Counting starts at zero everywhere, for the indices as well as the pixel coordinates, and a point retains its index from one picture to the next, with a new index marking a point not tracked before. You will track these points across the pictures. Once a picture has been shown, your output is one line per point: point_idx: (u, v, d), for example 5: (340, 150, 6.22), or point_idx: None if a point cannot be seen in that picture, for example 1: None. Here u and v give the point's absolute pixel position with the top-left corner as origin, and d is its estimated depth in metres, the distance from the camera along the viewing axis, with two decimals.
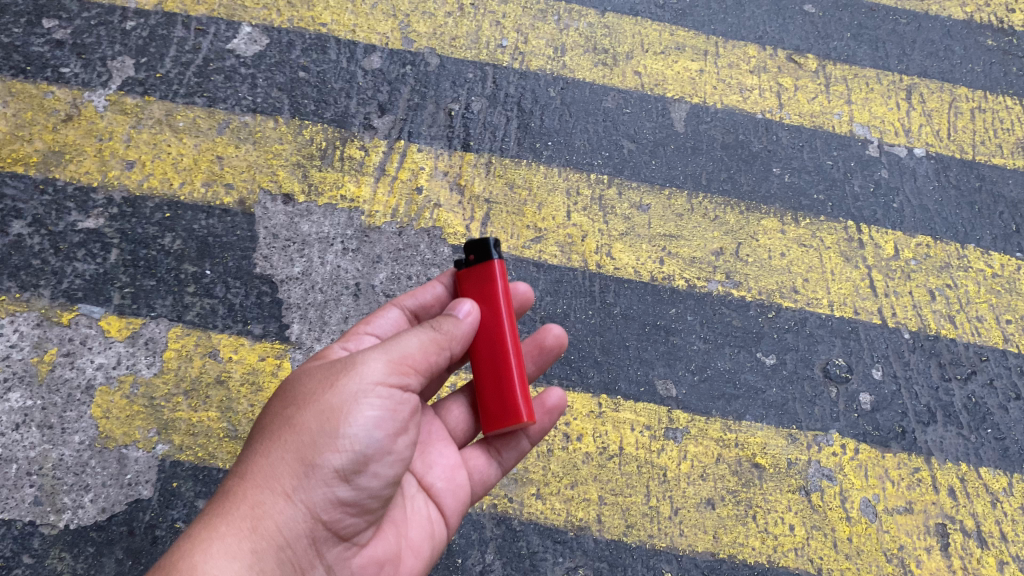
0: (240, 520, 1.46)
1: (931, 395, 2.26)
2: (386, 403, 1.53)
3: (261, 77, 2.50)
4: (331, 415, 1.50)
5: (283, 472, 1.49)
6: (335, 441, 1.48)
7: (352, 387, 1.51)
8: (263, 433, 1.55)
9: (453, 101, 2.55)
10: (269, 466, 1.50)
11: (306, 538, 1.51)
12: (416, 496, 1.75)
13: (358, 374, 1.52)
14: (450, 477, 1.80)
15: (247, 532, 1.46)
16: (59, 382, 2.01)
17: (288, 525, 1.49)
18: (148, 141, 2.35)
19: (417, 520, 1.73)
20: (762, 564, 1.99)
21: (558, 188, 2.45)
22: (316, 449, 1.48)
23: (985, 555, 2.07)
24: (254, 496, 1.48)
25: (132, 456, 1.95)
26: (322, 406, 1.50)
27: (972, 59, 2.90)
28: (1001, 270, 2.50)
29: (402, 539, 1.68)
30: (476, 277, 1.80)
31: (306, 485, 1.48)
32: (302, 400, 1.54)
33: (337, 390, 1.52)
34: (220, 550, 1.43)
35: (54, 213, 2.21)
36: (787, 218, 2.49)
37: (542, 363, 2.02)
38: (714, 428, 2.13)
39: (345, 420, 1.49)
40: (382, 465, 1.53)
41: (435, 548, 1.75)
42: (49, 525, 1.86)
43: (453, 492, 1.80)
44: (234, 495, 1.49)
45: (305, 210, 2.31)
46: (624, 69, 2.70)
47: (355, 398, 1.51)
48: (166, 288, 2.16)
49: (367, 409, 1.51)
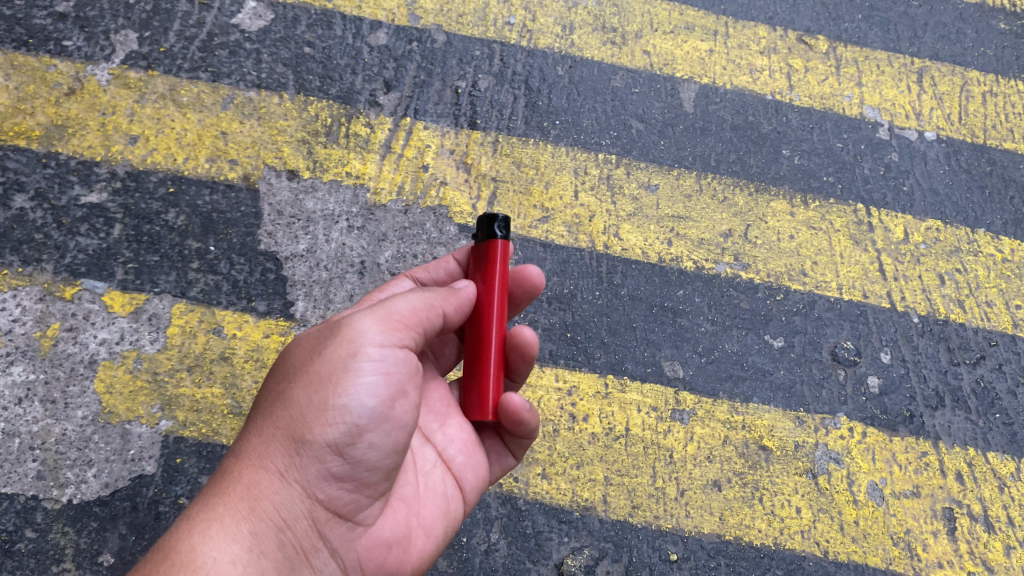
0: (237, 501, 1.46)
1: (939, 379, 2.25)
2: (378, 367, 1.50)
3: (266, 52, 2.47)
4: (320, 386, 1.47)
5: (276, 450, 1.48)
6: (325, 413, 1.46)
7: (340, 355, 1.49)
8: (258, 412, 1.55)
9: (459, 78, 2.52)
10: (262, 445, 1.49)
11: (307, 518, 1.50)
12: (433, 471, 1.70)
13: (345, 342, 1.50)
14: (469, 452, 1.76)
15: (245, 514, 1.45)
16: (62, 357, 1.99)
17: (286, 505, 1.47)
18: (151, 116, 2.32)
19: (431, 498, 1.68)
20: (768, 546, 1.98)
21: (566, 167, 2.43)
22: (305, 424, 1.46)
23: (992, 540, 2.06)
24: (248, 476, 1.47)
25: (135, 432, 1.94)
26: (310, 378, 1.49)
27: (983, 42, 2.87)
28: (1011, 255, 2.48)
29: (413, 517, 1.63)
30: (477, 256, 1.76)
31: (300, 461, 1.47)
32: (293, 374, 1.53)
33: (325, 360, 1.50)
34: (217, 531, 1.42)
35: (56, 186, 2.19)
36: (796, 200, 2.47)
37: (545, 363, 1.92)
38: (721, 410, 2.12)
39: (334, 390, 1.47)
40: (378, 434, 1.49)
41: (450, 526, 1.70)
42: (52, 500, 1.85)
43: (472, 467, 1.75)
44: (231, 476, 1.49)
45: (310, 186, 2.29)
46: (633, 48, 2.67)
47: (345, 365, 1.48)
48: (169, 264, 2.14)
49: (356, 376, 1.48)
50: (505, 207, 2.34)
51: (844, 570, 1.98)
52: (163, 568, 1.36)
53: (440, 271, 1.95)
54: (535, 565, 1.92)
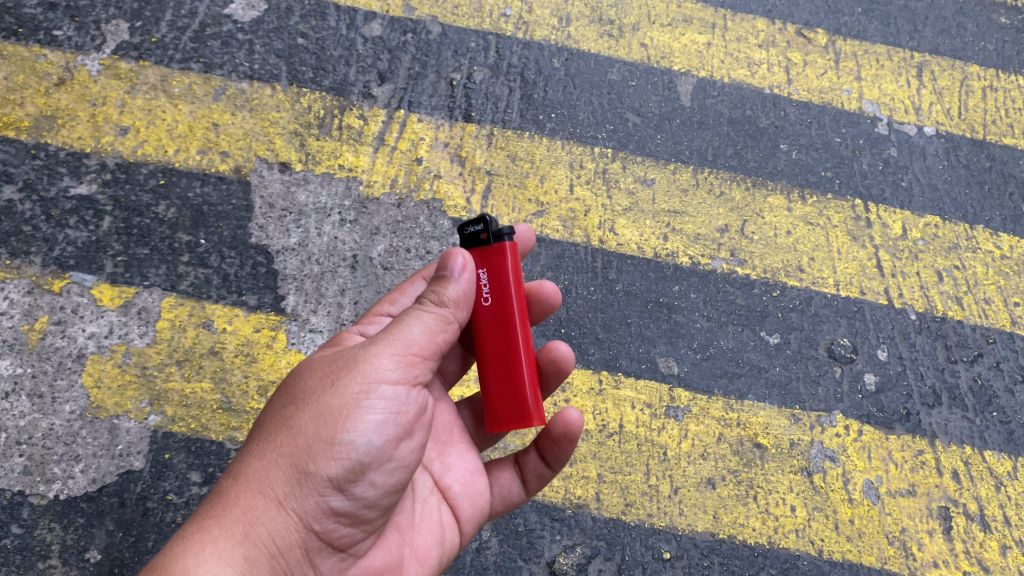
0: (232, 524, 1.40)
1: (936, 376, 2.23)
2: (390, 406, 1.46)
3: (259, 43, 2.44)
4: (330, 418, 1.43)
5: (277, 477, 1.42)
6: (331, 448, 1.42)
7: (354, 387, 1.45)
8: (260, 434, 1.49)
9: (454, 70, 2.49)
10: (263, 470, 1.43)
11: (300, 547, 1.44)
12: (429, 499, 1.67)
13: (360, 374, 1.46)
14: (468, 481, 1.72)
15: (239, 538, 1.39)
16: (50, 350, 1.97)
17: (281, 533, 1.42)
18: (142, 107, 2.29)
19: (426, 527, 1.65)
20: (762, 545, 1.96)
21: (561, 161, 2.40)
22: (310, 455, 1.42)
23: (988, 539, 2.05)
24: (246, 500, 1.41)
25: (124, 427, 1.92)
26: (321, 408, 1.44)
27: (984, 36, 2.85)
28: (1010, 252, 2.46)
29: (406, 546, 1.60)
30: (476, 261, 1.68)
31: (300, 492, 1.42)
32: (301, 400, 1.47)
33: (338, 391, 1.45)
34: (212, 555, 1.36)
35: (45, 178, 2.16)
36: (793, 195, 2.45)
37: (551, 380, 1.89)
38: (715, 407, 2.10)
39: (344, 425, 1.43)
40: (380, 474, 1.47)
41: (444, 555, 1.68)
42: (39, 495, 1.83)
43: (470, 497, 1.72)
44: (227, 497, 1.43)
45: (302, 178, 2.27)
46: (630, 41, 2.64)
47: (357, 401, 1.44)
48: (160, 257, 2.12)
49: (368, 413, 1.44)
50: (500, 200, 2.32)
51: (839, 569, 1.96)
52: None
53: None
54: (527, 563, 1.90)
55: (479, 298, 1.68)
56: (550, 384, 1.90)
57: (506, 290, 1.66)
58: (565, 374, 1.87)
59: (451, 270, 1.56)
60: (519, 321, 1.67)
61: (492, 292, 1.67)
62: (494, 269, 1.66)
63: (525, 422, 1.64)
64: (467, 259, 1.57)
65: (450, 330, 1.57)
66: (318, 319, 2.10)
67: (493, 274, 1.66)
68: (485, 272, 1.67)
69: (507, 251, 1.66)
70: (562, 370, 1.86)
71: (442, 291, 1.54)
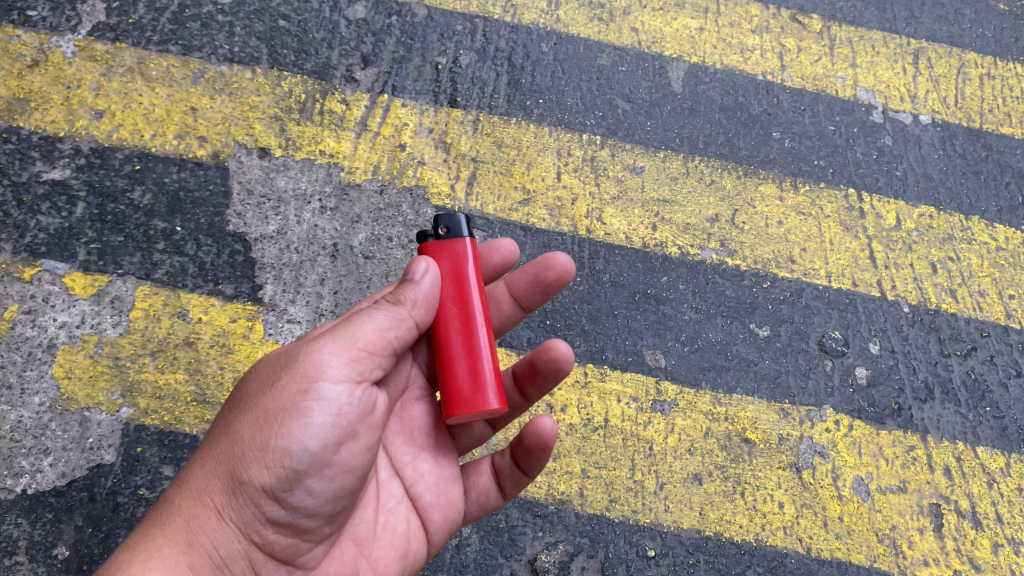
0: (173, 533, 1.39)
1: (929, 371, 2.19)
2: (328, 409, 1.40)
3: (239, 25, 2.37)
4: (264, 423, 1.39)
5: (216, 486, 1.40)
6: (265, 456, 1.37)
7: (290, 391, 1.39)
8: (206, 440, 1.47)
9: (440, 54, 2.43)
10: (204, 478, 1.41)
11: (244, 559, 1.43)
12: (396, 509, 1.60)
13: (298, 375, 1.40)
14: (440, 491, 1.64)
15: (180, 547, 1.38)
16: (20, 340, 1.92)
17: (222, 543, 1.40)
18: (118, 90, 2.23)
19: (389, 539, 1.58)
20: (749, 543, 1.92)
21: (548, 148, 2.34)
22: (244, 463, 1.38)
23: (979, 537, 2.01)
24: (187, 509, 1.40)
25: (95, 420, 1.86)
26: (257, 412, 1.40)
27: (982, 23, 2.79)
28: (1005, 244, 2.41)
29: (363, 559, 1.54)
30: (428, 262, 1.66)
31: (236, 502, 1.39)
32: (243, 404, 1.44)
33: (275, 394, 1.40)
34: (157, 564, 1.35)
35: (17, 162, 2.10)
36: (786, 183, 2.40)
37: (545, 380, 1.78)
38: (703, 401, 2.05)
39: (276, 430, 1.37)
40: (316, 481, 1.40)
41: (407, 567, 1.61)
42: (6, 489, 1.78)
43: (441, 506, 1.64)
44: (170, 505, 1.42)
45: (281, 164, 2.21)
46: (621, 25, 2.57)
47: (294, 404, 1.38)
48: (134, 245, 2.06)
49: (303, 418, 1.38)
50: (485, 187, 2.26)
51: (827, 567, 1.92)
52: None
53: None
54: (508, 561, 1.86)
55: None
56: (546, 383, 1.79)
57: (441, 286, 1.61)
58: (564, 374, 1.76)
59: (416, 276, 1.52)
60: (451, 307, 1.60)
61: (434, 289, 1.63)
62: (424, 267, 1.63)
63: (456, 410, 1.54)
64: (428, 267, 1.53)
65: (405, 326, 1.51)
66: (296, 310, 2.04)
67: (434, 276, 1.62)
68: None
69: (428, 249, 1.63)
70: (561, 370, 1.75)
71: (399, 290, 1.50)
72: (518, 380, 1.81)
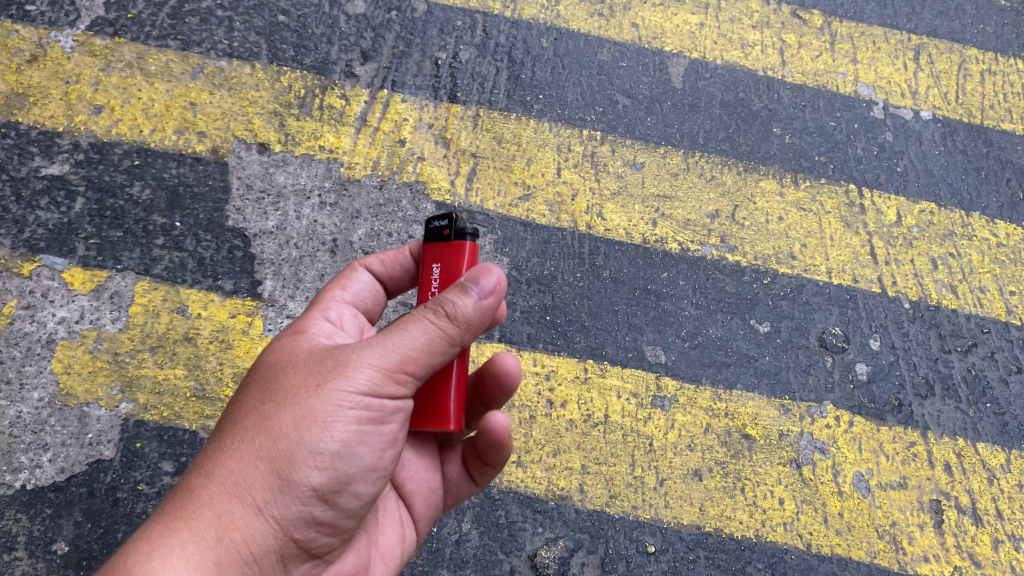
0: (206, 528, 1.31)
1: (930, 367, 2.19)
2: (377, 416, 1.40)
3: (239, 20, 2.37)
4: (312, 424, 1.35)
5: (255, 482, 1.34)
6: (316, 457, 1.36)
7: (341, 394, 1.36)
8: (232, 430, 1.39)
9: (440, 49, 2.42)
10: (241, 472, 1.34)
11: (275, 554, 1.38)
12: (388, 498, 1.62)
13: (350, 379, 1.36)
14: (421, 479, 1.67)
15: (212, 542, 1.31)
16: (19, 335, 1.91)
17: (258, 540, 1.35)
18: (117, 85, 2.22)
19: (389, 526, 1.61)
20: (749, 538, 1.92)
21: (548, 144, 2.34)
22: (292, 464, 1.34)
23: (980, 533, 2.01)
24: (220, 504, 1.33)
25: (94, 415, 1.86)
26: (304, 412, 1.35)
27: (983, 19, 2.79)
28: (1006, 240, 2.41)
29: (371, 547, 1.56)
30: (437, 254, 1.60)
31: (280, 500, 1.35)
32: (282, 399, 1.38)
33: (323, 395, 1.36)
34: (190, 559, 1.27)
35: (16, 157, 2.10)
36: (786, 179, 2.39)
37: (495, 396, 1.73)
38: (703, 397, 2.05)
39: (327, 433, 1.36)
40: (362, 484, 1.43)
41: (404, 552, 1.65)
42: (4, 485, 1.78)
43: (425, 493, 1.68)
44: (199, 498, 1.33)
45: (280, 159, 2.20)
46: (621, 21, 2.57)
47: (344, 409, 1.36)
48: (133, 240, 2.06)
49: (355, 423, 1.37)
50: (485, 183, 2.25)
51: (828, 563, 1.92)
52: None
53: (395, 267, 1.76)
54: (507, 557, 1.85)
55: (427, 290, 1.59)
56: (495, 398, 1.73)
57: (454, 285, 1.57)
58: (510, 391, 1.71)
59: (479, 288, 1.39)
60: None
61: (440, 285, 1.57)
62: (448, 265, 1.58)
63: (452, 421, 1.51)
64: (501, 283, 1.40)
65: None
66: (296, 305, 2.04)
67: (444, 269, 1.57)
68: (438, 267, 1.59)
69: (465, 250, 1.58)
70: (506, 386, 1.70)
71: (456, 303, 1.38)
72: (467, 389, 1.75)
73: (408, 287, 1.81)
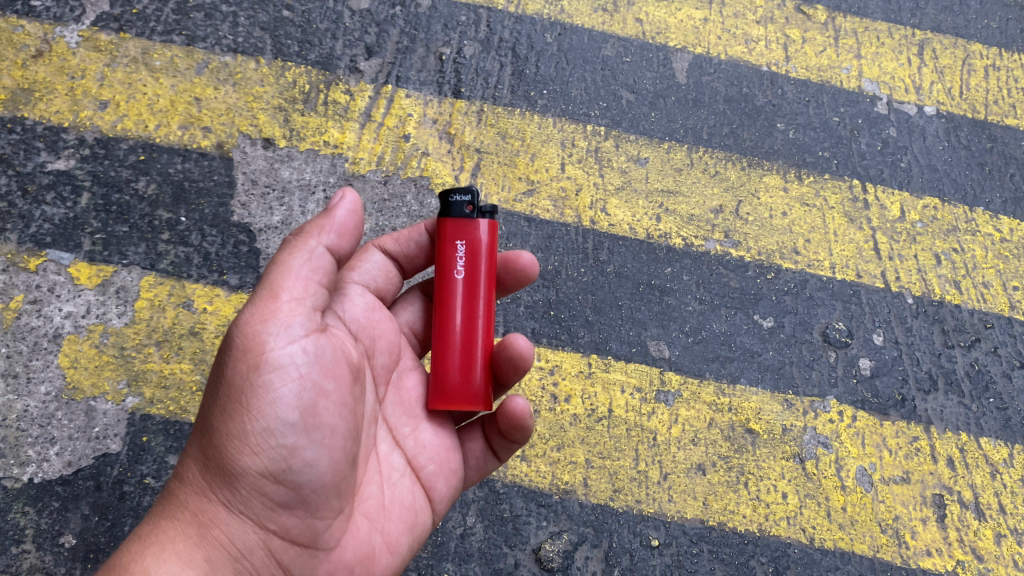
0: (184, 530, 1.40)
1: (933, 362, 2.19)
2: (288, 373, 1.40)
3: (243, 15, 2.37)
4: (231, 408, 1.39)
5: (214, 481, 1.41)
6: (247, 442, 1.38)
7: (241, 368, 1.40)
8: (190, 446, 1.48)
9: (444, 44, 2.43)
10: (202, 473, 1.42)
11: (262, 548, 1.43)
12: (400, 482, 1.58)
13: (240, 351, 1.40)
14: (442, 460, 1.64)
15: (195, 541, 1.40)
16: (25, 330, 1.92)
17: (238, 535, 1.41)
18: (122, 81, 2.23)
19: (398, 512, 1.57)
20: (753, 532, 1.92)
21: (552, 139, 2.34)
22: (230, 454, 1.39)
23: (982, 528, 2.01)
24: (194, 505, 1.42)
25: (101, 409, 1.87)
26: (222, 401, 1.40)
27: (987, 14, 2.78)
28: (1010, 235, 2.41)
29: (377, 535, 1.52)
30: (458, 231, 1.65)
31: (240, 493, 1.40)
32: (209, 399, 1.44)
33: (230, 379, 1.40)
34: (172, 556, 1.37)
35: (22, 152, 2.10)
36: (790, 175, 2.39)
37: (508, 376, 1.72)
38: (707, 392, 2.06)
39: (246, 411, 1.38)
40: (309, 449, 1.40)
41: (417, 539, 1.61)
42: (12, 478, 1.79)
43: (444, 475, 1.65)
44: (173, 506, 1.43)
45: (285, 155, 2.21)
46: (625, 16, 2.57)
47: (250, 380, 1.39)
48: (139, 235, 2.06)
49: (264, 388, 1.39)
50: (489, 178, 2.26)
51: (830, 557, 1.93)
52: None
53: (410, 245, 1.79)
54: (512, 550, 1.86)
55: (451, 269, 1.65)
56: (509, 378, 1.73)
57: (477, 265, 1.65)
58: (523, 370, 1.70)
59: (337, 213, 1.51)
60: (484, 286, 1.66)
61: (465, 264, 1.65)
62: (471, 244, 1.65)
63: (480, 399, 1.62)
64: (353, 200, 1.52)
65: (318, 255, 1.48)
66: None
67: (470, 248, 1.64)
68: (461, 245, 1.65)
69: (484, 227, 1.66)
70: (519, 367, 1.69)
71: (303, 228, 1.50)
72: None
73: (424, 265, 1.83)
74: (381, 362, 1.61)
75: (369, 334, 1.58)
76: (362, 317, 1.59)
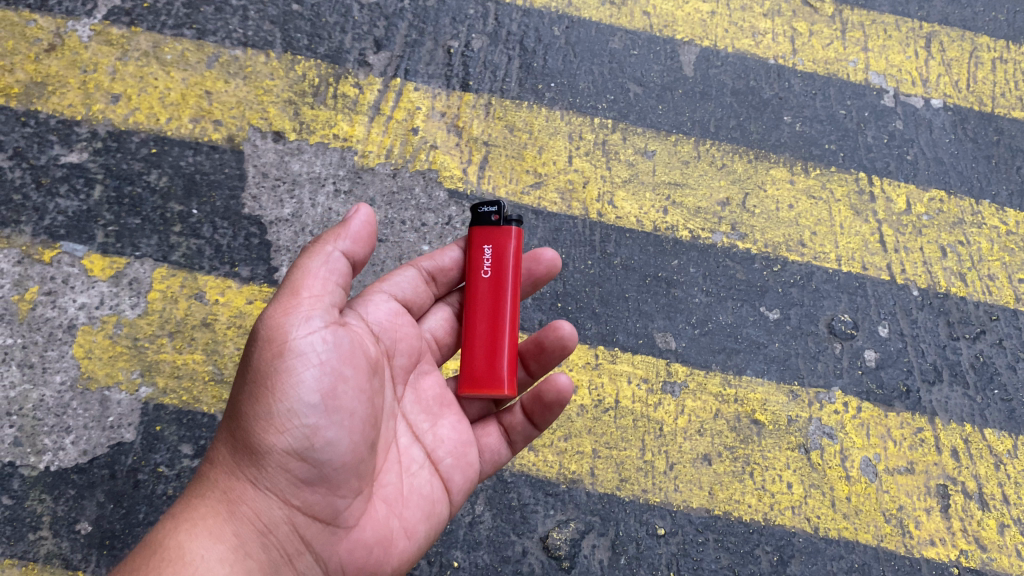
0: (215, 506, 1.44)
1: (938, 354, 2.20)
2: (310, 359, 1.43)
3: (253, 9, 2.38)
4: (257, 393, 1.43)
5: (243, 460, 1.45)
6: (272, 422, 1.42)
7: (265, 356, 1.44)
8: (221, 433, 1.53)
9: (452, 38, 2.44)
10: (231, 454, 1.47)
11: (288, 523, 1.46)
12: (419, 473, 1.59)
13: (265, 340, 1.45)
14: (459, 454, 1.65)
15: (225, 516, 1.44)
16: (40, 321, 1.95)
17: (265, 511, 1.45)
18: (134, 74, 2.25)
19: (416, 500, 1.57)
20: (758, 522, 1.95)
21: (560, 131, 2.35)
22: (257, 433, 1.43)
23: (986, 518, 2.03)
24: (224, 483, 1.46)
25: (115, 399, 1.90)
26: (249, 387, 1.45)
27: (995, 7, 2.78)
28: (1015, 228, 2.42)
29: (394, 518, 1.53)
30: (487, 237, 1.78)
31: (266, 471, 1.44)
32: (237, 387, 1.49)
33: (256, 366, 1.45)
34: (203, 531, 1.41)
35: (36, 145, 2.13)
36: (797, 167, 2.40)
37: (548, 359, 1.79)
38: (713, 383, 2.08)
39: (271, 394, 1.42)
40: (330, 429, 1.43)
41: (434, 529, 1.60)
42: (29, 466, 1.82)
43: (461, 468, 1.65)
44: (206, 485, 1.48)
45: (295, 148, 2.23)
46: (633, 9, 2.57)
47: (274, 366, 1.43)
48: (151, 227, 2.09)
49: (288, 373, 1.43)
50: (497, 171, 2.28)
51: (835, 546, 1.95)
52: (154, 563, 1.35)
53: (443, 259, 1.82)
54: (520, 538, 1.89)
55: (478, 270, 1.78)
56: (552, 359, 1.79)
57: (504, 268, 1.77)
58: (569, 351, 1.77)
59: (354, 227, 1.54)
60: (509, 289, 1.77)
61: (491, 266, 1.77)
62: (498, 248, 1.77)
63: (504, 386, 1.70)
64: (364, 217, 1.53)
65: (335, 260, 1.51)
66: None
67: (496, 251, 1.76)
68: (489, 248, 1.78)
69: (512, 235, 1.78)
70: (566, 347, 1.76)
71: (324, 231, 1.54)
72: (522, 356, 1.81)
73: (458, 281, 1.84)
74: (401, 362, 1.63)
75: (392, 335, 1.62)
76: (385, 321, 1.62)
